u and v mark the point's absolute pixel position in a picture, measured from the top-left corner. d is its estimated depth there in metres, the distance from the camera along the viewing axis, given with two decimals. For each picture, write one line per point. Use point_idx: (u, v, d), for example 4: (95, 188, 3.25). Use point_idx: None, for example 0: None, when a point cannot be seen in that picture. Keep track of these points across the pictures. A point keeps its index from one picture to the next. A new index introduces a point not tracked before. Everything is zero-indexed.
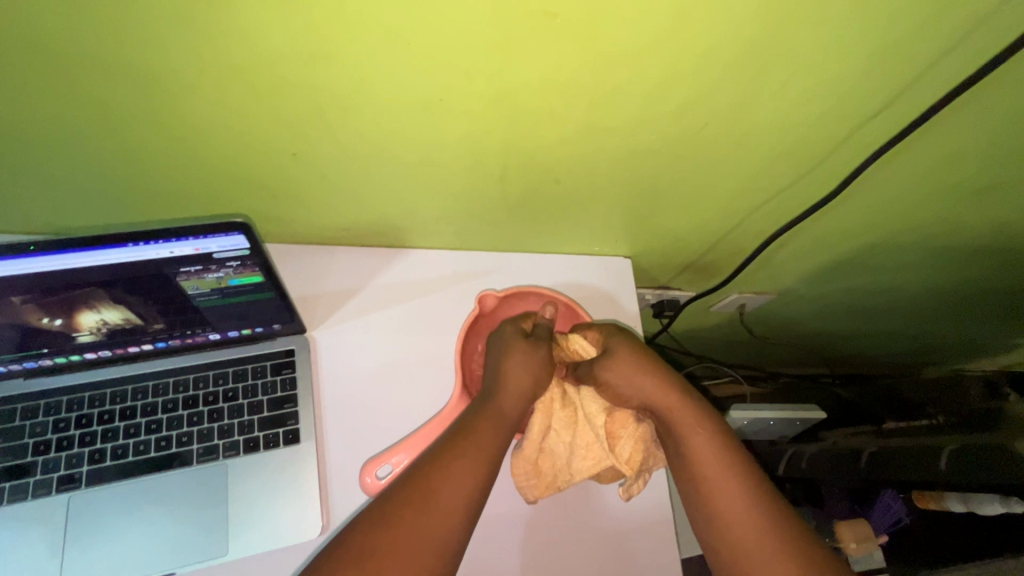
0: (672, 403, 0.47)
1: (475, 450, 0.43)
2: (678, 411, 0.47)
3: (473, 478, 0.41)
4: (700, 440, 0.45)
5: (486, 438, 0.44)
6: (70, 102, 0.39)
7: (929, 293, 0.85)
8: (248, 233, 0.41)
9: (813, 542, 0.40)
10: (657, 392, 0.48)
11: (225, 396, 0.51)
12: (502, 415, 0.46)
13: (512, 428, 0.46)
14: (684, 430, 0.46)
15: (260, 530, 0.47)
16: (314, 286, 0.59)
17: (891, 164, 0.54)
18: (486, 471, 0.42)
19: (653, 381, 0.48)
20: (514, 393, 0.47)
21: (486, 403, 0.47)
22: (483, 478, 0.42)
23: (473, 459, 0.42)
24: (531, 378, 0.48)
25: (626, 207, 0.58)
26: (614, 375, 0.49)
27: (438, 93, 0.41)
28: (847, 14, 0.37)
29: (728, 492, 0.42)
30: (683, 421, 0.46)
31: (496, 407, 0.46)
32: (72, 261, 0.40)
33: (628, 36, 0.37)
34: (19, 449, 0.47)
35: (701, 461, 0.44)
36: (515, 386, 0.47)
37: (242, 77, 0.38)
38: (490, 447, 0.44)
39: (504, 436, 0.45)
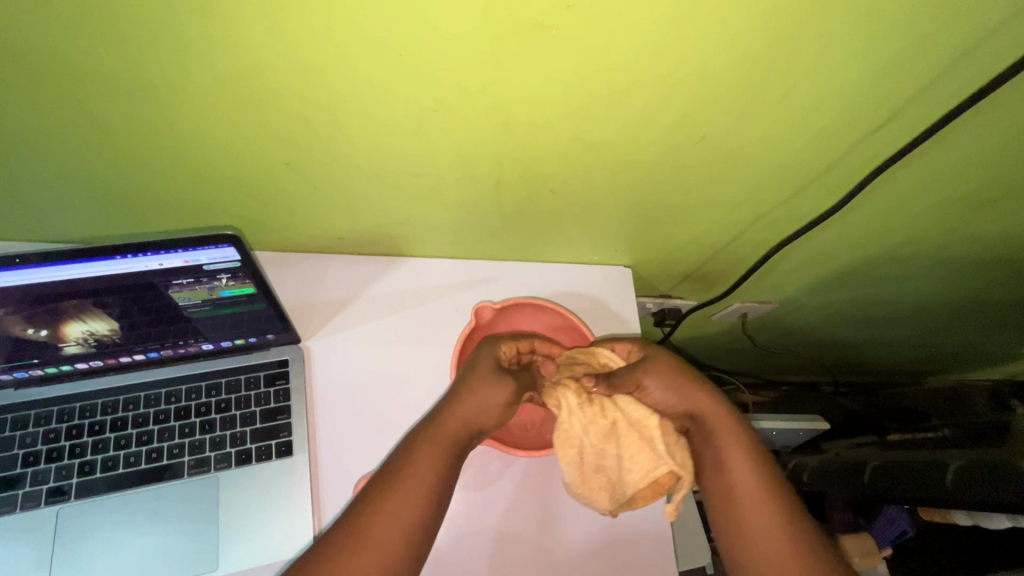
0: (716, 421, 0.47)
1: (416, 473, 0.41)
2: (721, 429, 0.47)
3: (416, 502, 0.40)
4: (740, 459, 0.45)
5: (427, 464, 0.42)
6: (58, 114, 0.38)
7: (935, 303, 0.84)
8: (239, 245, 0.40)
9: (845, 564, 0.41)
10: (703, 408, 0.47)
11: (217, 407, 0.50)
12: (446, 435, 0.45)
13: (457, 452, 0.45)
14: (725, 448, 0.46)
15: (250, 545, 0.47)
16: (309, 294, 0.59)
17: (895, 175, 0.53)
18: (430, 495, 0.41)
19: (696, 394, 0.48)
20: (465, 415, 0.46)
21: (432, 425, 0.45)
22: (427, 502, 0.41)
23: (416, 484, 0.41)
24: (494, 400, 0.47)
25: (625, 217, 0.57)
26: (656, 379, 0.48)
27: (431, 103, 0.40)
28: (849, 26, 0.36)
29: (761, 512, 0.43)
30: (723, 439, 0.46)
31: (439, 431, 0.45)
32: (60, 273, 0.39)
33: (623, 47, 0.36)
34: (8, 460, 0.46)
35: (739, 480, 0.44)
36: (468, 409, 0.46)
37: (233, 88, 0.37)
38: (434, 470, 0.42)
39: (450, 456, 0.44)
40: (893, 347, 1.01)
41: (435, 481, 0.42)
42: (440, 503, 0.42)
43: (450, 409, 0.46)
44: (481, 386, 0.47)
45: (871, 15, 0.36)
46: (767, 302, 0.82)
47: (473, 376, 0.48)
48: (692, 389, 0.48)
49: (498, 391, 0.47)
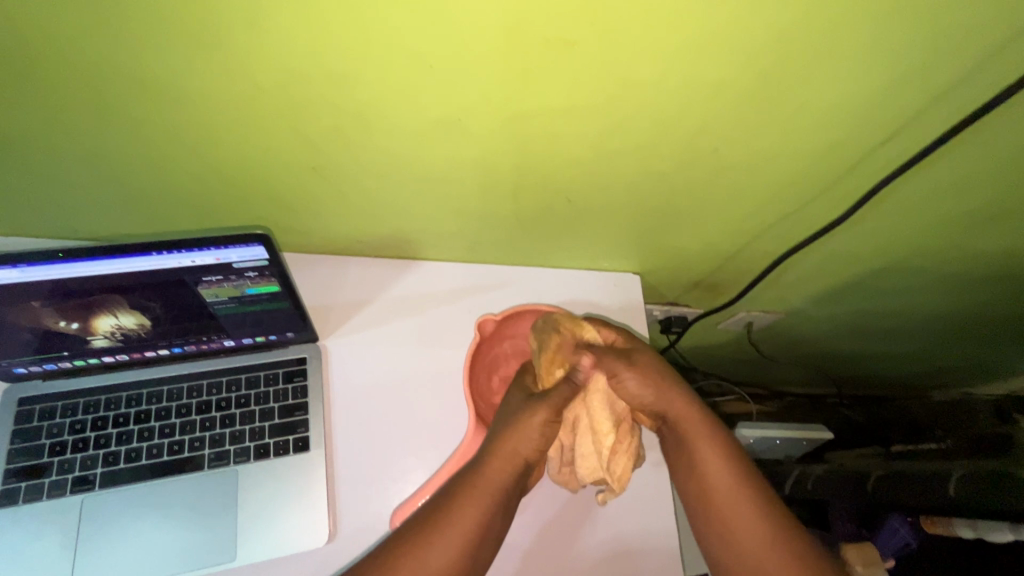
0: (713, 469, 0.48)
1: (457, 525, 0.45)
2: (718, 479, 0.48)
3: (455, 550, 0.44)
4: (730, 493, 0.47)
5: (470, 515, 0.45)
6: (101, 115, 0.40)
7: (939, 317, 0.84)
8: (268, 244, 0.42)
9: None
10: (706, 454, 0.49)
11: (238, 402, 0.52)
12: (492, 485, 0.47)
13: (500, 495, 0.47)
14: (726, 506, 0.47)
15: (267, 537, 0.48)
16: (327, 295, 0.60)
17: (900, 187, 0.54)
18: (468, 546, 0.44)
19: (691, 426, 0.50)
20: (508, 464, 0.48)
21: (476, 471, 0.48)
22: (463, 552, 0.44)
23: (456, 535, 0.44)
24: (524, 441, 0.49)
25: (636, 225, 0.59)
26: (634, 375, 0.50)
27: (455, 113, 0.42)
28: (861, 41, 0.38)
29: (741, 516, 0.46)
30: (691, 443, 0.50)
31: (484, 476, 0.47)
32: (98, 268, 0.41)
33: (642, 62, 0.38)
34: (36, 449, 0.48)
35: (713, 480, 0.48)
36: (506, 454, 0.48)
37: (268, 94, 0.39)
38: (475, 520, 0.45)
39: (495, 506, 0.47)
40: (897, 360, 1.02)
41: (473, 531, 0.45)
42: (477, 551, 0.45)
43: (492, 454, 0.48)
44: (516, 434, 0.49)
45: (882, 31, 0.37)
46: (773, 312, 0.84)
47: (511, 420, 0.50)
48: (667, 391, 0.51)
49: (529, 434, 0.49)
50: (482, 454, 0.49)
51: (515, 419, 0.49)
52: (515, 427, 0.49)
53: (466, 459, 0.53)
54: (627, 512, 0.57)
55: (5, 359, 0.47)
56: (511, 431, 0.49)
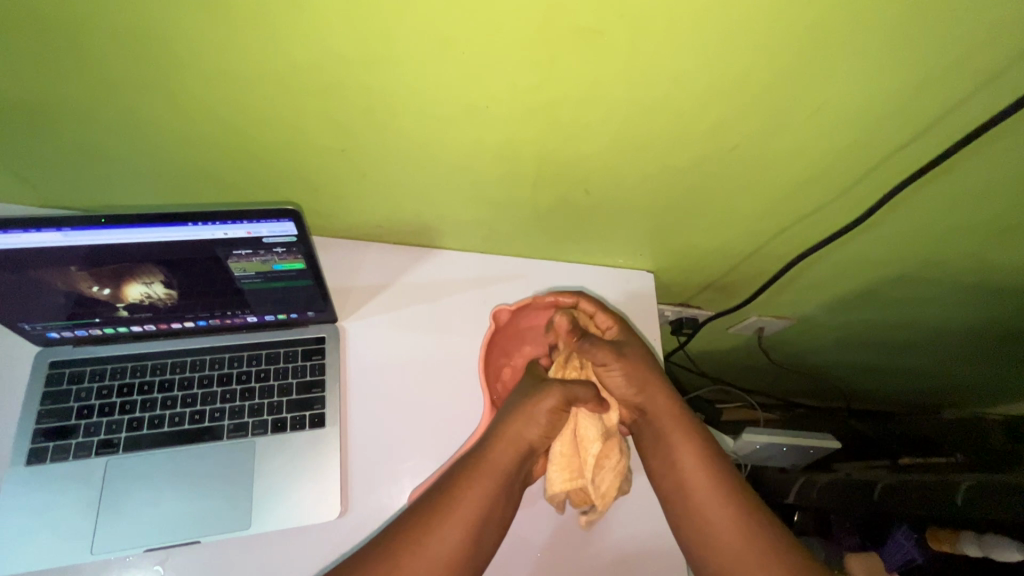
0: (687, 463, 0.50)
1: (461, 508, 0.45)
2: (693, 474, 0.49)
3: (460, 530, 0.44)
4: (705, 483, 0.48)
5: (471, 497, 0.46)
6: (146, 92, 0.42)
7: (952, 330, 0.84)
8: (298, 220, 0.43)
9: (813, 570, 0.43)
10: (682, 450, 0.50)
11: (258, 376, 0.53)
12: (495, 467, 0.48)
13: (505, 479, 0.48)
14: (701, 498, 0.48)
15: (282, 507, 0.49)
16: (346, 278, 0.62)
17: (918, 194, 0.54)
18: (474, 527, 0.45)
19: (667, 423, 0.52)
20: (513, 448, 0.49)
21: (481, 454, 0.49)
22: (466, 534, 0.45)
23: (461, 516, 0.45)
24: (535, 429, 0.50)
25: (652, 222, 0.60)
26: (624, 362, 0.53)
27: (483, 101, 0.43)
28: (886, 42, 0.39)
29: (715, 506, 0.47)
30: (665, 437, 0.52)
31: (489, 459, 0.48)
32: (136, 236, 0.43)
33: (668, 57, 0.39)
34: (65, 411, 0.49)
35: (688, 472, 0.49)
36: (515, 438, 0.49)
37: (305, 76, 0.41)
38: (479, 502, 0.46)
39: (498, 489, 0.47)
40: (908, 375, 1.02)
41: (478, 513, 0.46)
42: (481, 536, 0.45)
43: (498, 438, 0.49)
44: (524, 419, 0.50)
45: (906, 34, 0.38)
46: (785, 317, 0.84)
47: (522, 406, 0.50)
48: (649, 388, 0.53)
49: (538, 420, 0.50)
50: (490, 436, 0.50)
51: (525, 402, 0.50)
52: (522, 415, 0.50)
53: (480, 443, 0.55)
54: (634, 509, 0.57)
55: (40, 323, 0.49)
56: (522, 416, 0.50)
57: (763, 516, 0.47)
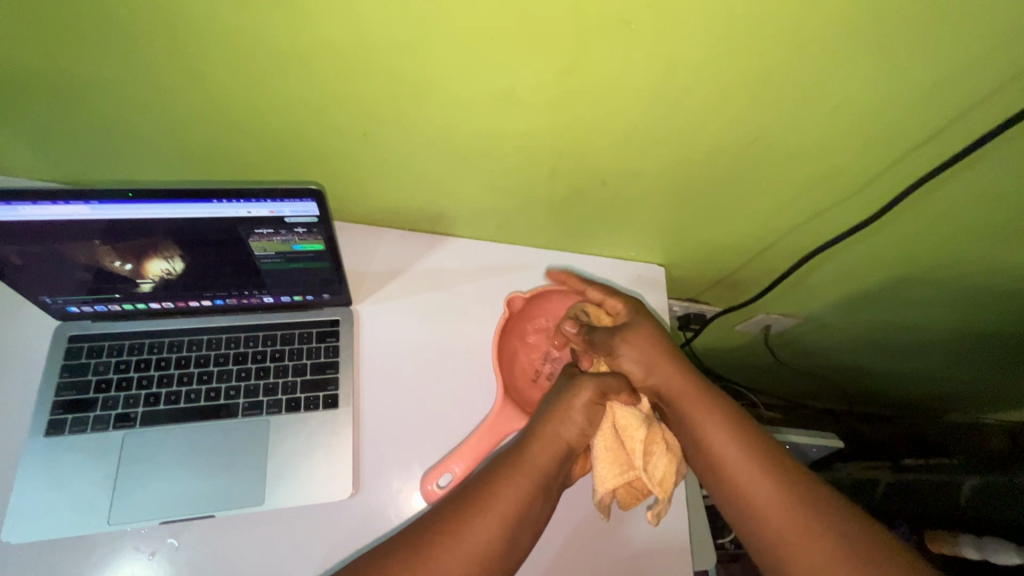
0: (721, 441, 0.50)
1: (499, 505, 0.46)
2: (728, 452, 0.49)
3: (496, 525, 0.45)
4: (743, 460, 0.48)
5: (511, 494, 0.47)
6: (174, 70, 0.42)
7: (959, 334, 0.84)
8: (321, 200, 0.44)
9: (866, 538, 0.43)
10: (713, 432, 0.50)
11: (273, 356, 0.54)
12: (534, 467, 0.49)
13: (545, 478, 0.49)
14: (741, 475, 0.48)
15: (296, 484, 0.50)
16: (360, 263, 0.62)
17: (934, 194, 0.54)
18: (509, 525, 0.46)
19: (692, 404, 0.52)
20: (551, 447, 0.50)
21: (520, 453, 0.50)
22: (503, 530, 0.45)
23: (499, 511, 0.46)
24: (573, 426, 0.50)
25: (666, 215, 0.60)
26: (633, 346, 0.54)
27: (506, 87, 0.43)
28: (911, 37, 0.39)
29: (758, 483, 0.47)
30: (694, 417, 0.52)
31: (529, 458, 0.49)
32: (161, 211, 0.43)
33: (692, 47, 0.40)
34: (83, 384, 0.50)
35: (723, 451, 0.49)
36: (552, 439, 0.50)
37: (332, 58, 0.41)
38: (515, 500, 0.47)
39: (536, 489, 0.48)
40: (912, 378, 1.02)
41: (514, 511, 0.46)
42: (517, 534, 0.46)
43: (538, 438, 0.50)
44: (561, 417, 0.51)
45: (932, 29, 0.38)
46: (792, 316, 0.84)
47: (555, 407, 0.51)
48: (662, 363, 0.54)
49: (575, 417, 0.50)
50: (528, 437, 0.51)
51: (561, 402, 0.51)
52: (557, 413, 0.51)
53: (494, 428, 0.55)
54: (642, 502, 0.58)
55: (61, 297, 0.49)
56: (556, 414, 0.51)
57: (804, 481, 0.47)
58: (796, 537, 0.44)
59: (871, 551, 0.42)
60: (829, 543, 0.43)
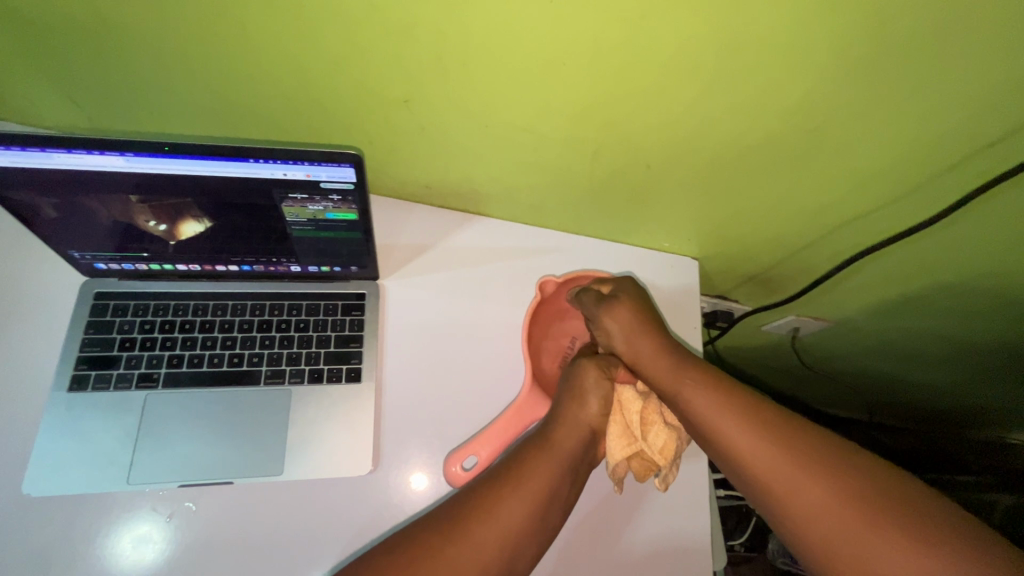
0: (697, 399, 0.48)
1: (529, 482, 0.45)
2: (706, 411, 0.47)
3: (528, 503, 0.44)
4: (720, 415, 0.46)
5: (540, 473, 0.46)
6: (213, 23, 0.40)
7: (995, 348, 0.81)
8: (359, 166, 0.42)
9: (853, 476, 0.40)
10: (692, 394, 0.48)
11: (297, 326, 0.53)
12: (561, 449, 0.48)
13: (571, 461, 0.48)
14: (724, 429, 0.46)
15: (313, 456, 0.49)
16: (389, 236, 0.61)
17: (1003, 200, 0.50)
18: (540, 504, 0.44)
19: (666, 373, 0.51)
20: (575, 432, 0.50)
21: (545, 437, 0.49)
22: (534, 507, 0.44)
23: (530, 487, 0.45)
24: (590, 406, 0.51)
25: (707, 205, 0.58)
26: (615, 320, 0.54)
27: (556, 59, 0.41)
28: (1010, 20, 0.35)
29: (740, 437, 0.45)
30: (670, 382, 0.50)
31: (553, 441, 0.49)
32: (196, 168, 0.42)
33: (760, 26, 0.37)
34: (107, 342, 0.49)
35: (703, 411, 0.47)
36: (574, 422, 0.50)
37: (376, 18, 0.39)
38: (547, 482, 0.46)
39: (564, 471, 0.47)
40: (941, 392, 0.99)
41: (545, 491, 0.45)
42: (547, 512, 0.45)
43: (561, 423, 0.50)
44: (578, 401, 0.51)
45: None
46: (823, 319, 0.82)
47: (568, 392, 0.52)
48: (646, 336, 0.53)
49: (591, 398, 0.51)
50: (550, 423, 0.51)
51: (575, 384, 0.52)
52: (571, 396, 0.52)
53: (519, 414, 0.54)
54: (664, 500, 0.58)
55: (90, 252, 0.48)
56: (571, 398, 0.52)
57: (789, 426, 0.44)
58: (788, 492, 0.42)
59: (876, 508, 0.39)
60: (818, 488, 0.40)
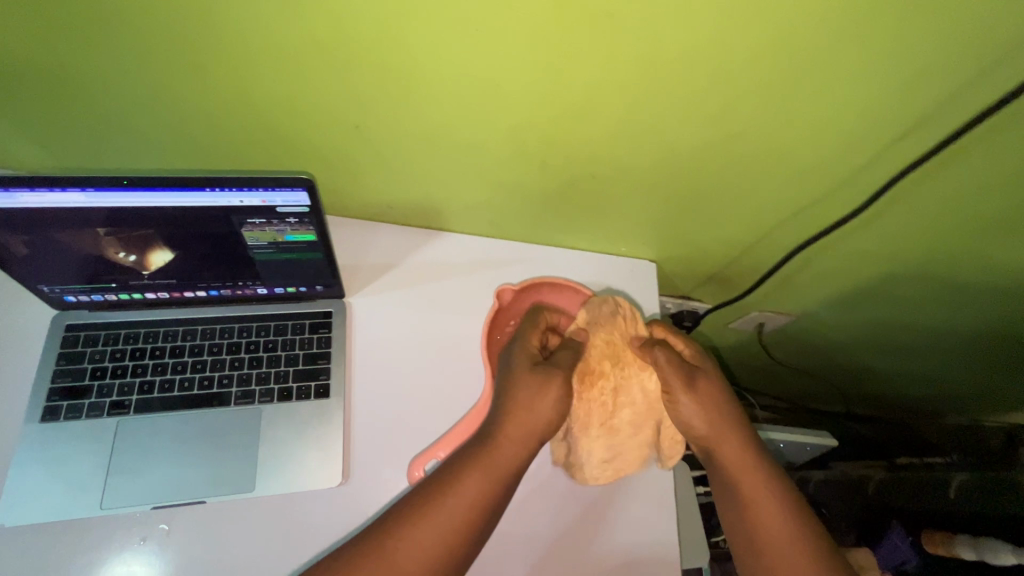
0: (742, 462, 0.52)
1: (452, 502, 0.46)
2: (746, 474, 0.52)
3: (449, 524, 0.45)
4: (758, 485, 0.51)
5: (470, 490, 0.47)
6: (168, 64, 0.43)
7: (952, 331, 0.83)
8: (312, 189, 0.45)
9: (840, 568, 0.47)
10: (736, 455, 0.53)
11: (266, 346, 0.55)
12: (496, 464, 0.48)
13: (505, 475, 0.48)
14: (751, 493, 0.51)
15: (284, 472, 0.51)
16: (355, 257, 0.63)
17: (927, 189, 0.53)
18: (470, 517, 0.46)
19: (723, 439, 0.53)
20: (515, 444, 0.49)
21: (484, 450, 0.49)
22: (455, 530, 0.45)
23: (452, 509, 0.46)
24: (539, 422, 0.50)
25: (655, 209, 0.61)
26: (695, 397, 0.53)
27: (491, 81, 0.44)
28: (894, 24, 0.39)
29: (764, 504, 0.50)
30: (720, 441, 0.53)
31: (490, 457, 0.49)
32: (157, 200, 0.44)
33: (669, 43, 0.40)
34: (79, 372, 0.51)
35: (742, 475, 0.52)
36: (518, 436, 0.50)
37: (319, 53, 0.42)
38: (477, 493, 0.47)
39: (495, 486, 0.48)
40: (914, 379, 1.01)
41: (475, 503, 0.46)
42: (472, 532, 0.46)
43: (503, 435, 0.50)
44: (530, 412, 0.50)
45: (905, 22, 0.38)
46: (786, 313, 0.85)
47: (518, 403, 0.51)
48: (721, 418, 0.54)
49: (542, 412, 0.50)
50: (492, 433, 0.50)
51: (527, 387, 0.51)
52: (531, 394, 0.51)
53: (482, 417, 0.55)
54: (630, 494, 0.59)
55: (59, 285, 0.50)
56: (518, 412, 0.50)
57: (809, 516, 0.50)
58: (772, 554, 0.48)
59: None
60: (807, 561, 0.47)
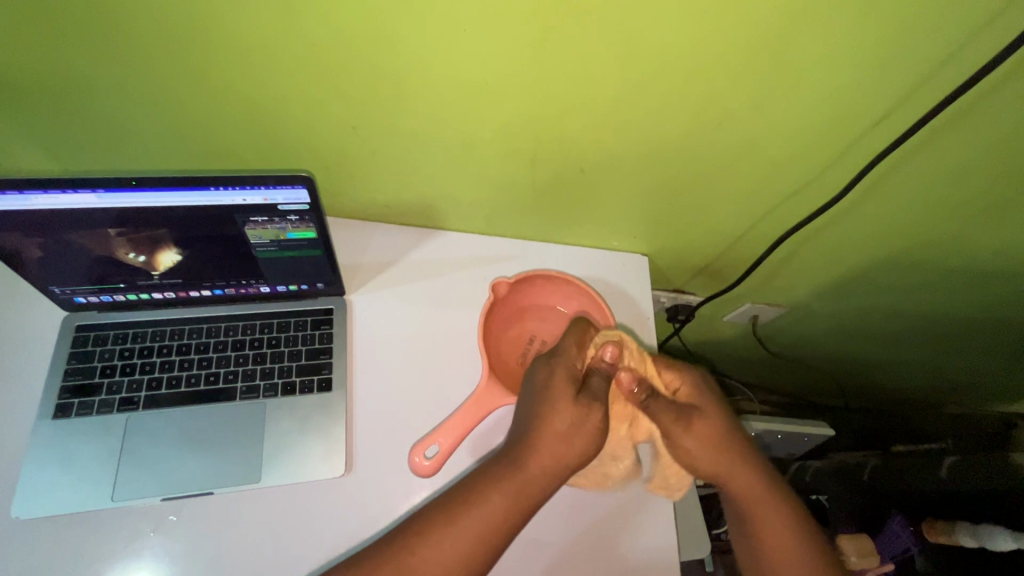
0: (748, 488, 0.51)
1: (475, 520, 0.44)
2: (753, 500, 0.51)
3: (472, 540, 0.43)
4: (763, 510, 0.50)
5: (497, 508, 0.44)
6: (171, 71, 0.45)
7: (942, 318, 0.84)
8: (311, 186, 0.47)
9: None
10: (741, 478, 0.51)
11: (269, 342, 0.56)
12: (526, 480, 0.46)
13: (534, 493, 0.46)
14: (758, 518, 0.50)
15: (289, 463, 0.52)
16: (354, 256, 0.65)
17: (903, 174, 0.55)
18: (493, 539, 0.44)
19: (727, 467, 0.51)
20: (550, 462, 0.46)
21: (514, 467, 0.46)
22: (480, 548, 0.43)
23: (475, 527, 0.44)
24: (571, 446, 0.47)
25: (644, 203, 0.63)
26: (695, 436, 0.51)
27: (478, 80, 0.46)
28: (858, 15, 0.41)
29: (772, 528, 0.50)
30: (725, 471, 0.51)
31: (520, 473, 0.46)
32: (164, 199, 0.46)
33: (646, 39, 0.42)
34: (89, 370, 0.53)
35: (749, 501, 0.51)
36: (550, 455, 0.46)
37: (314, 56, 0.44)
38: (503, 512, 0.45)
39: (523, 504, 0.45)
40: (908, 369, 1.02)
41: (498, 526, 0.44)
42: (495, 547, 0.44)
43: (535, 452, 0.46)
44: (563, 435, 0.47)
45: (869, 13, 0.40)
46: (778, 305, 0.86)
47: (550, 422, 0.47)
48: (723, 450, 0.51)
49: (574, 438, 0.47)
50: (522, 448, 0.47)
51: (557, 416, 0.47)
52: (564, 425, 0.47)
53: (479, 405, 0.56)
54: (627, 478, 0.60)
55: (70, 287, 0.52)
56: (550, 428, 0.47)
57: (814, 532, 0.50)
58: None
59: None
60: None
